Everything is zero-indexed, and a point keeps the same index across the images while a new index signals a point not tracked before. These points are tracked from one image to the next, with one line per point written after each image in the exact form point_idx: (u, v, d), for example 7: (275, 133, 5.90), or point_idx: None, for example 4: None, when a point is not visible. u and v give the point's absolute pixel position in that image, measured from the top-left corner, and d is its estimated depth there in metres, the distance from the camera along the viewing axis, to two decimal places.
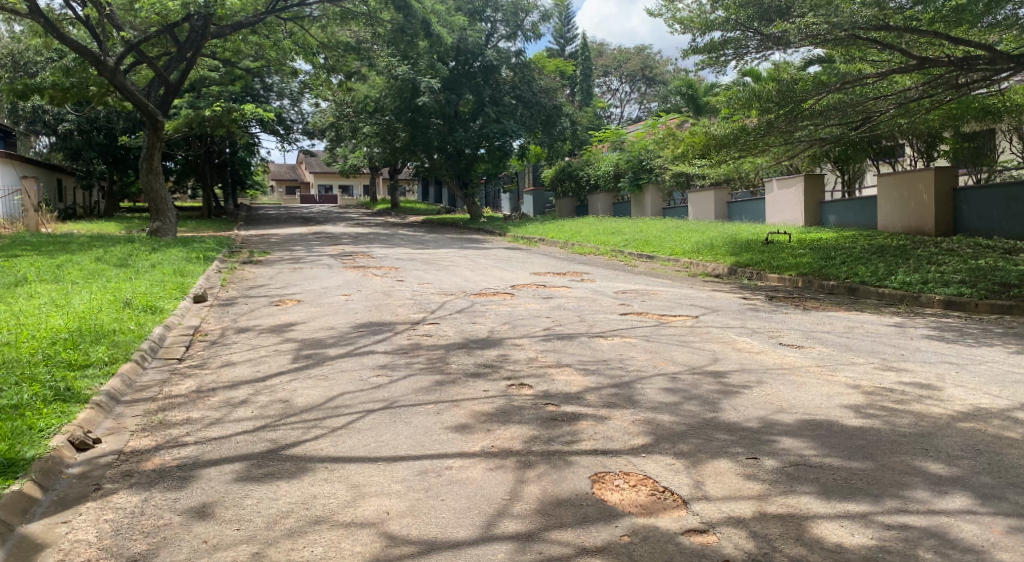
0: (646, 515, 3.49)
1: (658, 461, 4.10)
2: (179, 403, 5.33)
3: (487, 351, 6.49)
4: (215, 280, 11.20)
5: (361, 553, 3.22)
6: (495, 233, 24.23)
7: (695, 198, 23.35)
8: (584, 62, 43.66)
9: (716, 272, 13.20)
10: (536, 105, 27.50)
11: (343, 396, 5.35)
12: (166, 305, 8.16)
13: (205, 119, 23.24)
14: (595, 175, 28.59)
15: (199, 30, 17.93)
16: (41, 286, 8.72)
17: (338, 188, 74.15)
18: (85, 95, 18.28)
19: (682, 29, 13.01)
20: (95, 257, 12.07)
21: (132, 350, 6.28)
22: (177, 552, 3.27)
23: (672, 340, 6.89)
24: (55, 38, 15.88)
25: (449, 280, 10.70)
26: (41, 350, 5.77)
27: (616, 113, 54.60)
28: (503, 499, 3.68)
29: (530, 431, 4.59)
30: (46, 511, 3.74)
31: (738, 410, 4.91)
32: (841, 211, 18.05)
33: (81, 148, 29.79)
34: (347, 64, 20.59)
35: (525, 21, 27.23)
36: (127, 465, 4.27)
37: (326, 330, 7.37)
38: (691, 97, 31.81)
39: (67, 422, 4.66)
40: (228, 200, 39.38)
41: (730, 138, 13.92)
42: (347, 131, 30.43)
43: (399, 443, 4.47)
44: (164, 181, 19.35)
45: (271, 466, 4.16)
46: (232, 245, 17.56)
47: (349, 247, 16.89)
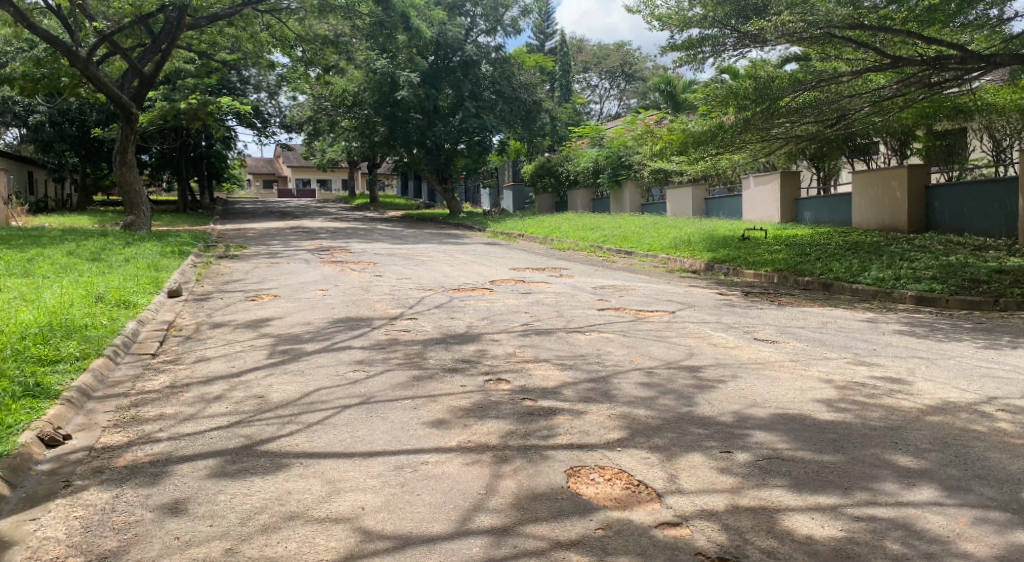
0: (620, 509, 3.51)
1: (634, 455, 4.13)
2: (153, 399, 5.27)
3: (464, 346, 6.48)
4: (190, 274, 11.06)
5: (336, 549, 3.20)
6: (475, 228, 24.18)
7: (673, 194, 23.49)
8: (564, 58, 43.67)
9: (693, 268, 13.30)
10: (517, 101, 27.46)
11: (319, 392, 5.32)
12: (140, 300, 8.07)
13: (180, 111, 22.95)
14: (574, 171, 28.64)
15: (175, 22, 17.53)
16: (12, 280, 8.58)
17: (317, 183, 73.75)
18: (57, 87, 18.04)
19: (660, 26, 13.06)
20: (68, 251, 11.89)
21: (104, 346, 6.20)
22: (149, 549, 3.23)
23: (649, 335, 6.92)
24: (25, 27, 15.55)
25: (428, 276, 10.68)
26: (10, 345, 5.67)
27: (596, 109, 54.84)
28: (479, 493, 3.69)
29: (507, 426, 4.59)
30: (14, 508, 3.69)
31: (713, 404, 4.95)
32: (816, 207, 18.23)
33: (52, 140, 29.20)
34: (324, 57, 20.38)
35: (505, 16, 27.07)
36: (98, 462, 4.22)
37: (302, 326, 7.31)
38: (670, 93, 32.08)
39: (36, 419, 4.59)
40: (205, 194, 38.98)
41: (707, 135, 13.97)
42: (325, 124, 30.16)
43: (374, 438, 4.46)
44: (138, 179, 18.72)
45: (245, 462, 4.14)
46: (208, 240, 17.36)
47: (326, 242, 16.75)
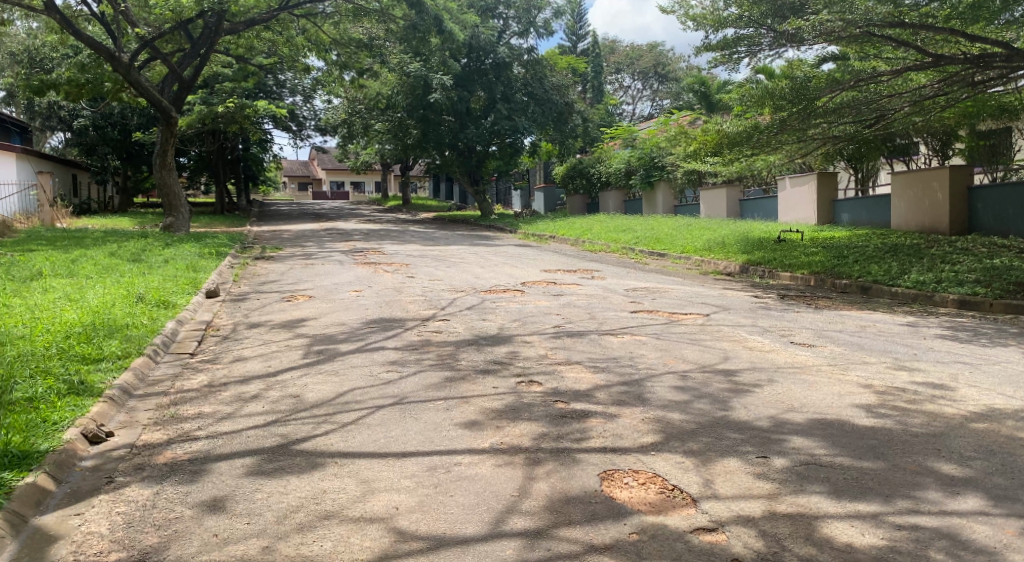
0: (655, 513, 3.49)
1: (668, 459, 4.10)
2: (191, 398, 5.36)
3: (497, 348, 6.50)
4: (228, 275, 11.26)
5: (370, 549, 3.23)
6: (506, 230, 24.20)
7: (707, 196, 23.20)
8: (596, 60, 43.50)
9: (728, 270, 13.17)
10: (549, 102, 27.42)
11: (354, 392, 5.38)
12: (179, 300, 8.22)
13: (218, 115, 23.41)
14: (606, 172, 28.40)
15: (213, 27, 17.78)
16: (57, 281, 8.82)
17: (350, 185, 74.57)
18: (100, 90, 18.54)
19: (694, 26, 12.94)
20: (109, 252, 12.14)
21: (144, 345, 6.33)
22: (188, 546, 3.29)
23: (683, 338, 6.87)
24: (70, 34, 15.98)
25: (459, 277, 10.73)
26: (55, 344, 5.83)
27: (628, 110, 54.54)
28: (512, 496, 3.69)
29: (539, 428, 4.59)
30: (60, 503, 3.78)
31: (749, 409, 4.89)
32: (853, 209, 17.94)
33: (96, 144, 29.97)
34: (358, 61, 20.59)
35: (537, 18, 27.18)
36: (139, 459, 4.31)
37: (337, 327, 7.38)
38: (703, 94, 31.65)
39: (80, 416, 4.70)
40: (242, 196, 39.57)
41: (743, 136, 13.69)
42: (359, 127, 30.60)
43: (408, 439, 4.49)
44: (177, 181, 19.06)
45: (282, 461, 4.19)
46: (244, 241, 17.61)
47: (360, 244, 16.93)
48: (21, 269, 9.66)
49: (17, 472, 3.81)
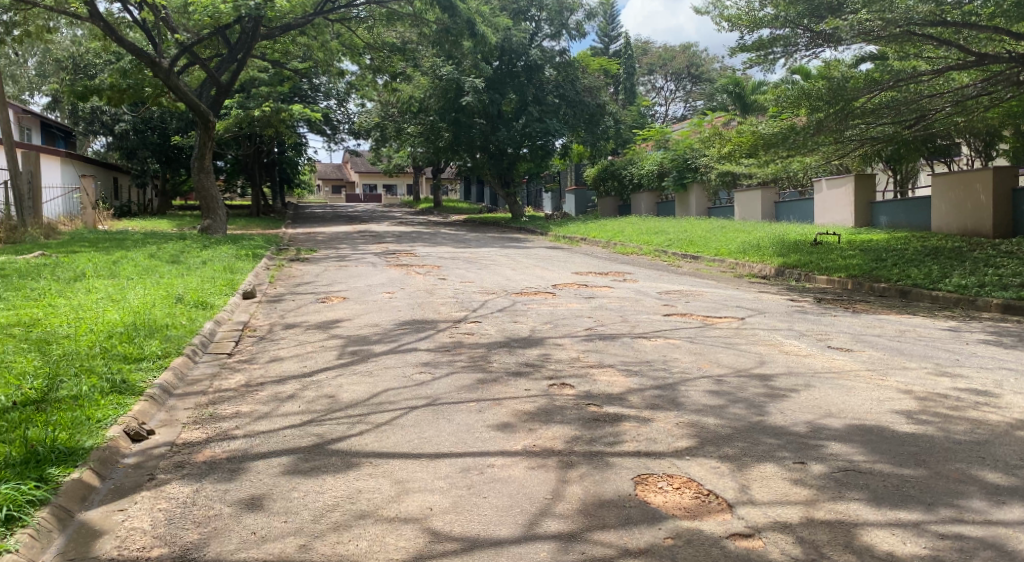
0: (690, 518, 3.46)
1: (703, 464, 4.06)
2: (228, 398, 5.45)
3: (528, 350, 6.49)
4: (263, 276, 11.44)
5: (405, 549, 3.25)
6: (537, 232, 24.21)
7: (741, 198, 22.93)
8: (628, 61, 43.27)
9: (763, 273, 13.01)
10: (580, 105, 27.39)
11: (388, 393, 5.43)
12: (217, 301, 8.37)
13: (254, 119, 23.78)
14: (638, 174, 28.19)
15: (250, 32, 18.10)
16: (100, 281, 9.03)
17: (382, 188, 75.23)
18: (141, 96, 18.98)
19: (729, 27, 12.81)
20: (149, 253, 12.39)
21: (184, 345, 6.44)
22: (227, 543, 3.34)
23: (718, 341, 6.81)
24: (113, 41, 16.39)
25: (491, 279, 10.76)
26: (99, 343, 5.98)
27: (661, 111, 54.17)
28: (546, 498, 3.69)
29: (572, 431, 4.58)
30: (104, 499, 3.87)
31: (785, 414, 4.83)
32: (892, 211, 17.60)
33: (136, 147, 30.67)
34: (392, 65, 20.85)
35: (570, 20, 27.23)
36: (180, 457, 4.40)
37: (371, 328, 7.45)
38: (738, 95, 31.27)
39: (123, 414, 4.80)
40: (277, 198, 40.14)
41: (778, 137, 13.54)
42: (392, 131, 30.86)
43: (441, 439, 4.52)
44: (214, 184, 19.40)
45: (317, 461, 4.24)
46: (279, 243, 17.85)
47: (392, 245, 17.07)
48: (65, 270, 9.92)
49: (64, 468, 3.89)
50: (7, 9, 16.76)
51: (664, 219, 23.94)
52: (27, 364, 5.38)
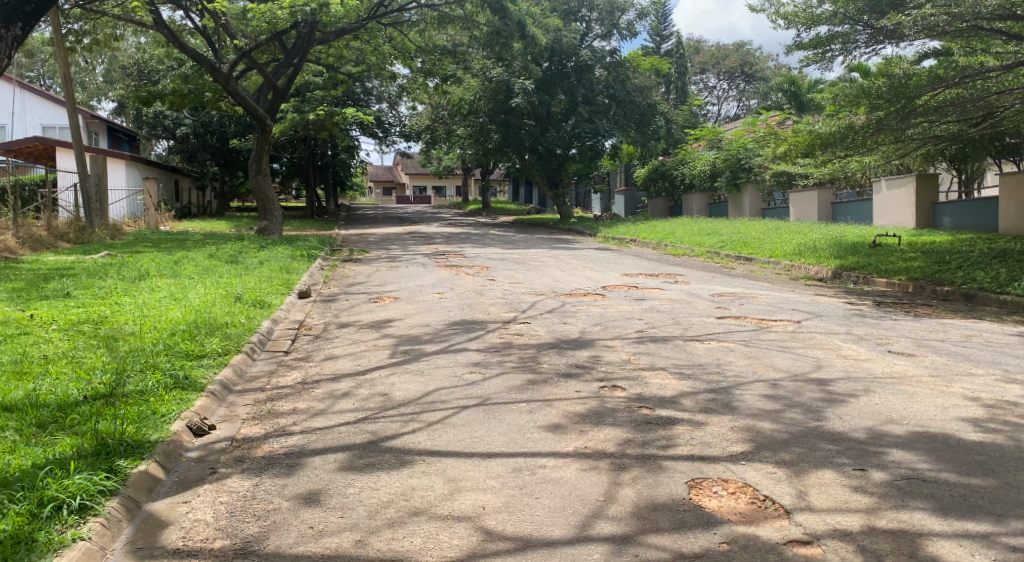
0: (746, 524, 3.41)
1: (759, 469, 4.00)
2: (286, 394, 5.58)
3: (579, 352, 6.48)
4: (318, 276, 11.66)
5: (459, 546, 3.29)
6: (586, 233, 24.11)
7: (797, 199, 22.45)
8: (680, 60, 42.77)
9: (819, 275, 12.73)
10: (631, 105, 27.26)
11: (439, 392, 5.48)
12: (274, 300, 8.57)
13: (309, 122, 24.32)
14: (690, 174, 27.86)
15: (305, 37, 18.33)
16: (162, 280, 9.33)
17: (431, 190, 76.02)
18: (201, 101, 19.56)
19: (785, 25, 12.55)
20: (208, 254, 12.76)
21: (242, 343, 6.60)
22: (286, 537, 3.43)
23: (773, 345, 6.69)
24: (176, 48, 16.94)
25: (540, 281, 10.76)
26: (162, 340, 6.19)
27: (714, 110, 53.47)
28: (598, 500, 3.68)
29: (625, 434, 4.56)
30: (169, 491, 4.00)
31: (844, 419, 4.71)
32: (956, 211, 17.04)
33: (196, 151, 31.65)
34: (443, 67, 21.21)
35: (621, 20, 27.02)
36: (240, 452, 4.52)
37: (421, 327, 7.54)
38: (794, 94, 30.62)
39: (186, 409, 4.95)
40: (330, 200, 40.84)
41: (836, 136, 13.08)
42: (442, 133, 31.21)
43: (493, 439, 4.54)
44: (271, 186, 19.86)
45: (372, 457, 4.31)
46: (334, 244, 18.23)
47: (443, 246, 17.21)
48: (130, 269, 10.29)
49: (131, 460, 4.03)
50: (78, 18, 17.47)
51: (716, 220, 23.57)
52: (96, 360, 5.60)
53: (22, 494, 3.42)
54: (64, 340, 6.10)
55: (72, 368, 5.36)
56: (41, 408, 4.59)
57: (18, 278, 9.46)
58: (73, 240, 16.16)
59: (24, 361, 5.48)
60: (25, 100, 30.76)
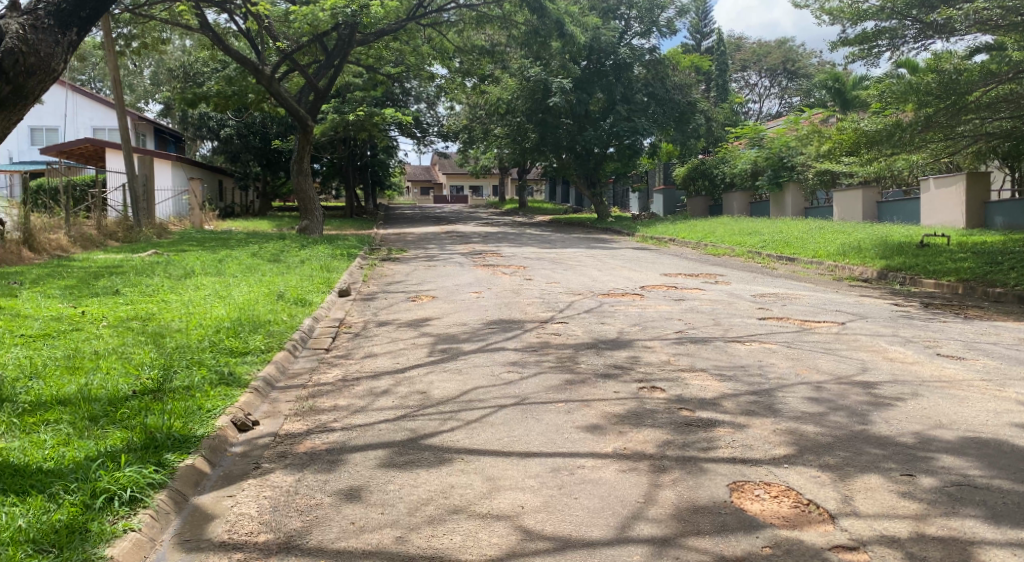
0: (789, 528, 3.36)
1: (802, 473, 3.93)
2: (327, 391, 5.67)
3: (617, 352, 6.45)
4: (357, 275, 11.82)
5: (497, 544, 3.30)
6: (624, 233, 23.94)
7: (840, 198, 22.02)
8: (721, 57, 42.23)
9: (864, 276, 12.46)
10: (670, 103, 27.05)
11: (477, 390, 5.51)
12: (315, 298, 8.69)
13: (349, 123, 24.63)
14: (730, 173, 27.51)
15: (346, 39, 18.58)
16: (207, 278, 9.53)
17: (468, 189, 76.37)
18: (244, 102, 19.94)
19: (830, 21, 12.28)
20: (252, 252, 13.01)
21: (285, 340, 6.71)
22: (328, 532, 3.47)
23: (816, 347, 6.57)
24: (221, 51, 17.29)
25: (577, 280, 10.74)
26: (208, 337, 6.33)
27: (755, 108, 52.71)
28: (638, 502, 3.65)
29: (664, 435, 4.52)
30: (215, 485, 4.08)
31: (891, 423, 4.61)
32: (1009, 211, 16.53)
33: (239, 151, 32.30)
34: (480, 67, 21.14)
35: (661, 17, 26.77)
36: (283, 447, 4.59)
37: (459, 326, 7.58)
38: (838, 91, 29.97)
39: (230, 404, 5.05)
40: (369, 199, 41.27)
41: (883, 134, 12.78)
42: (479, 132, 31.37)
43: (531, 439, 4.54)
44: (312, 185, 20.13)
45: (411, 455, 4.35)
46: (373, 243, 18.43)
47: (480, 246, 17.26)
48: (176, 268, 10.54)
49: (179, 454, 4.12)
50: (128, 22, 17.94)
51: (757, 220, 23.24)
52: (144, 355, 5.75)
53: (76, 485, 3.53)
54: (114, 336, 6.28)
55: (122, 364, 5.52)
56: (93, 402, 4.73)
57: (70, 275, 9.75)
58: (122, 239, 16.60)
59: (76, 356, 5.65)
60: (77, 103, 31.73)
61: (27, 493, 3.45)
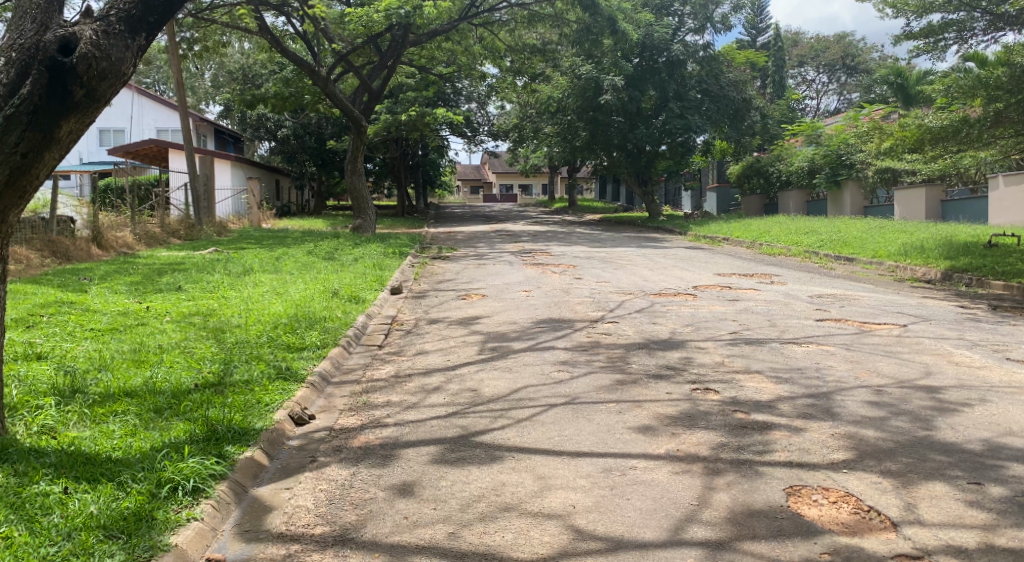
0: (849, 534, 3.28)
1: (862, 479, 3.83)
2: (381, 387, 5.75)
3: (669, 353, 6.38)
4: (408, 273, 11.98)
5: (549, 543, 3.30)
6: (676, 232, 23.65)
7: (903, 196, 21.38)
8: (778, 53, 41.39)
9: (928, 277, 12.05)
10: (724, 100, 26.67)
11: (527, 389, 5.52)
12: (368, 296, 8.83)
13: (401, 123, 24.93)
14: (787, 171, 26.99)
15: (399, 39, 18.86)
16: (265, 275, 9.79)
17: (518, 188, 76.55)
18: (302, 103, 20.37)
19: (894, 14, 11.90)
20: (307, 250, 13.29)
21: (339, 336, 6.84)
22: (382, 526, 3.53)
23: (877, 350, 6.39)
24: (279, 53, 17.70)
25: (628, 280, 10.65)
26: (266, 333, 6.50)
27: (812, 105, 51.54)
28: (692, 504, 3.61)
29: (718, 438, 4.46)
30: (273, 477, 4.19)
31: (957, 430, 4.45)
32: None
33: (296, 151, 33.05)
34: (531, 66, 21.36)
35: (715, 13, 26.38)
36: (338, 441, 4.68)
37: (509, 325, 7.61)
38: (901, 86, 29.03)
39: (288, 399, 5.17)
40: (419, 198, 41.70)
41: (948, 130, 12.30)
42: (529, 131, 31.40)
43: (582, 439, 4.53)
44: (365, 185, 20.44)
45: (462, 452, 4.38)
46: (423, 242, 18.58)
47: (530, 245, 17.28)
48: (235, 265, 10.83)
49: (239, 446, 4.24)
50: (190, 26, 18.52)
51: (815, 219, 22.69)
52: (206, 350, 5.93)
53: (143, 474, 3.66)
54: (177, 331, 6.49)
55: (185, 358, 5.70)
56: (158, 394, 4.90)
57: (135, 272, 10.10)
58: (183, 237, 17.13)
59: (141, 350, 5.86)
60: (142, 105, 32.85)
61: (97, 481, 3.58)
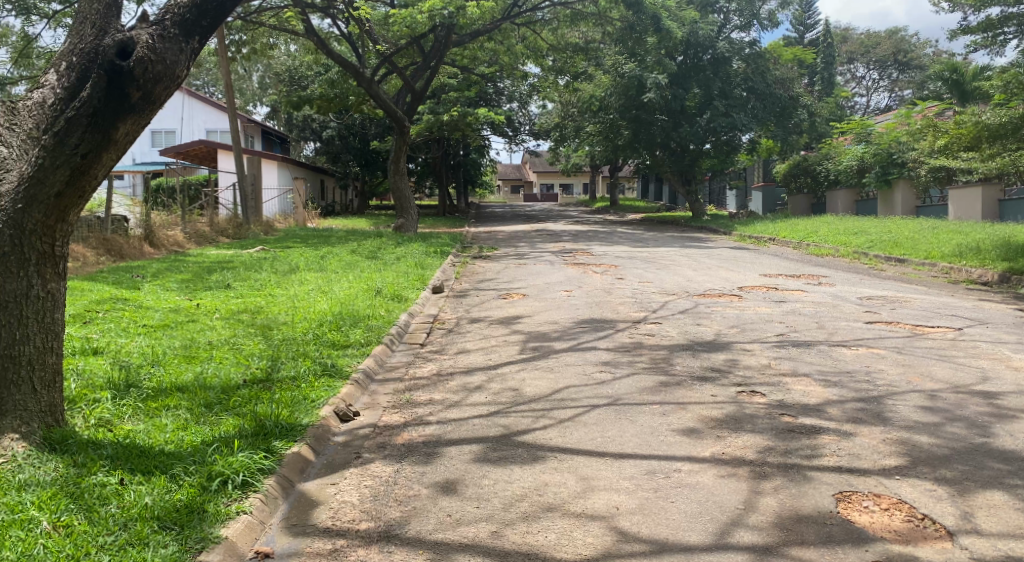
0: (902, 543, 3.19)
1: (916, 486, 3.72)
2: (423, 385, 5.80)
3: (714, 355, 6.30)
4: (450, 272, 12.05)
5: (592, 544, 3.29)
6: (720, 232, 23.34)
7: (957, 194, 20.77)
8: (826, 50, 40.59)
9: (984, 279, 11.67)
10: (771, 97, 26.24)
11: (569, 389, 5.50)
12: (411, 294, 8.91)
13: (443, 123, 25.10)
14: (834, 170, 26.45)
15: (442, 40, 18.96)
16: (311, 274, 9.95)
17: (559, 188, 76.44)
18: (346, 104, 20.64)
19: (950, 8, 11.60)
20: (350, 249, 13.49)
21: (383, 334, 6.91)
22: (425, 523, 3.55)
23: (931, 353, 6.21)
24: (324, 54, 17.96)
25: (671, 280, 10.56)
26: (311, 331, 6.61)
27: (861, 103, 50.37)
28: (737, 508, 3.56)
29: (765, 441, 4.38)
30: (319, 472, 4.25)
31: (1017, 437, 4.30)
32: None
33: (340, 152, 33.54)
34: (573, 64, 21.27)
35: (761, 10, 26.07)
36: (382, 438, 4.73)
37: (550, 325, 7.60)
38: (956, 82, 28.17)
39: (333, 395, 5.24)
40: (461, 198, 41.95)
41: (1007, 128, 11.96)
42: (571, 130, 31.35)
43: (625, 440, 4.50)
44: (408, 185, 20.60)
45: (505, 451, 4.39)
46: (465, 241, 18.65)
47: (572, 245, 17.25)
48: (281, 264, 11.04)
49: (286, 441, 4.31)
50: (240, 29, 18.92)
51: (863, 219, 22.19)
52: (254, 347, 6.07)
53: (195, 467, 3.76)
54: (226, 328, 6.65)
55: (234, 354, 5.83)
56: (208, 389, 5.02)
57: (187, 270, 10.38)
58: (232, 235, 17.45)
59: (193, 346, 6.02)
60: (192, 107, 33.71)
61: (152, 472, 3.68)
